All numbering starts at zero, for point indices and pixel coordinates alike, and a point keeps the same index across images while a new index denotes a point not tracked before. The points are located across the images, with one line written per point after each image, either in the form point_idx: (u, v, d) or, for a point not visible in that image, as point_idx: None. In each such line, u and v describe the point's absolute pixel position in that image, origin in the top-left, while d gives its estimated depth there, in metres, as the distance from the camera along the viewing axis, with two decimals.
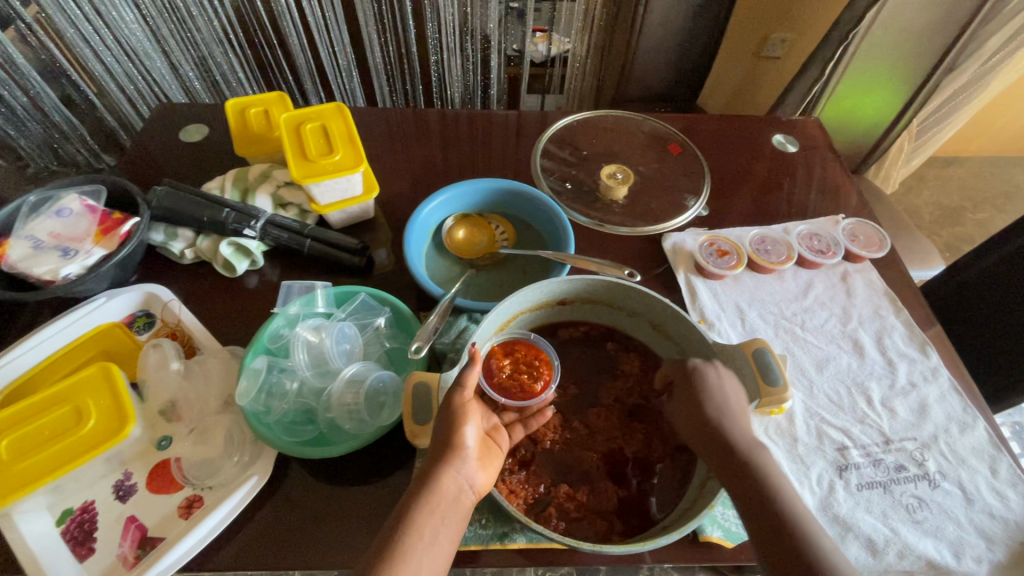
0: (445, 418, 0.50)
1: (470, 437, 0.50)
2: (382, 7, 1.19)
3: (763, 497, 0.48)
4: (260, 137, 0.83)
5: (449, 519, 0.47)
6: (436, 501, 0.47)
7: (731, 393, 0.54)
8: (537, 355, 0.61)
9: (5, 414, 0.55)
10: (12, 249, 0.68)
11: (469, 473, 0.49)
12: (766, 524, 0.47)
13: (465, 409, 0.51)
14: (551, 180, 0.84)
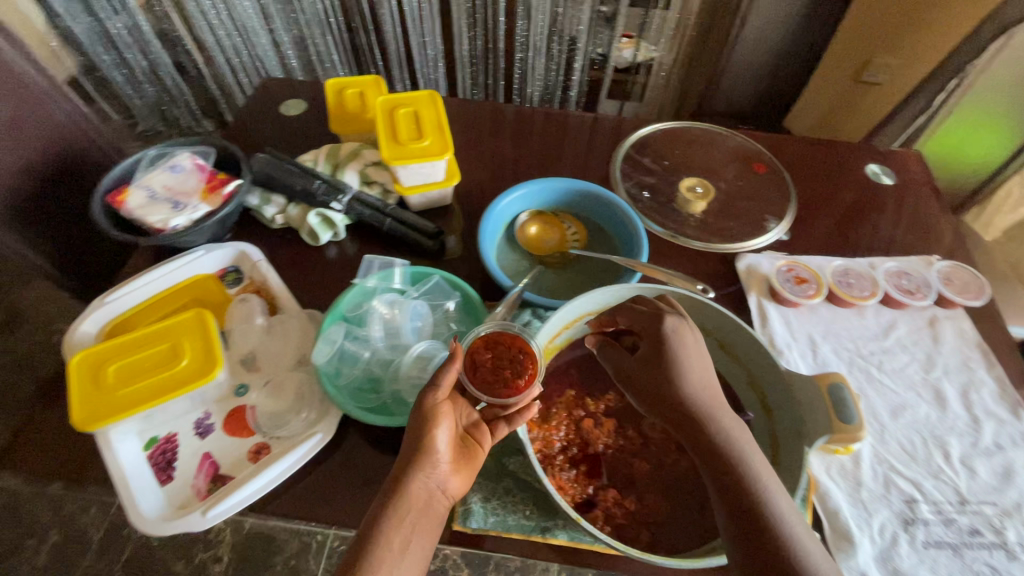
0: (416, 422, 0.51)
1: (441, 441, 0.51)
2: (476, 3, 1.22)
3: (729, 467, 0.47)
4: (354, 117, 0.88)
5: (420, 528, 0.47)
6: (403, 510, 0.47)
7: (692, 357, 0.54)
8: (521, 348, 0.59)
9: (109, 344, 0.60)
10: (130, 197, 0.74)
11: (438, 478, 0.50)
12: (731, 498, 0.46)
13: (434, 412, 0.52)
14: (629, 186, 0.84)
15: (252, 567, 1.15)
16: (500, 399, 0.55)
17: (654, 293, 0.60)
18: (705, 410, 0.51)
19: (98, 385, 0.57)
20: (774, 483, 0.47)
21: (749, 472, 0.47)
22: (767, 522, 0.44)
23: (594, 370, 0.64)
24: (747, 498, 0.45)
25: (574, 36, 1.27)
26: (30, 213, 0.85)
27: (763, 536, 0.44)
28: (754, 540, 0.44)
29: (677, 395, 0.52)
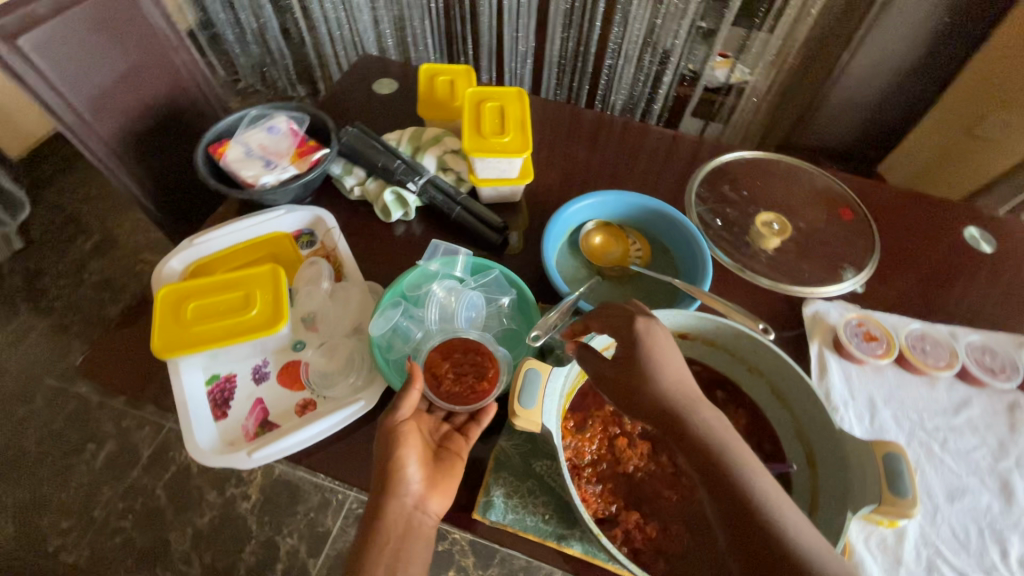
0: (384, 446, 0.54)
1: (408, 464, 0.53)
2: (574, 5, 1.22)
3: (719, 470, 0.42)
4: (441, 104, 0.90)
5: (405, 551, 0.52)
6: (385, 536, 0.52)
7: (661, 344, 0.49)
8: (478, 351, 0.62)
9: (191, 284, 0.64)
10: (229, 151, 0.80)
11: (414, 500, 0.53)
12: (730, 511, 0.41)
13: (400, 433, 0.54)
14: (703, 210, 0.81)
15: (275, 511, 1.22)
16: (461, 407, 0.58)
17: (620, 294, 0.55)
18: (683, 403, 0.46)
19: (177, 318, 0.62)
20: (770, 483, 0.42)
21: (744, 479, 0.41)
22: (770, 532, 0.39)
23: None
24: (741, 506, 0.41)
25: (668, 50, 1.27)
26: (140, 153, 0.93)
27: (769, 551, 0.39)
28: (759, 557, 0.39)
29: (654, 392, 0.46)
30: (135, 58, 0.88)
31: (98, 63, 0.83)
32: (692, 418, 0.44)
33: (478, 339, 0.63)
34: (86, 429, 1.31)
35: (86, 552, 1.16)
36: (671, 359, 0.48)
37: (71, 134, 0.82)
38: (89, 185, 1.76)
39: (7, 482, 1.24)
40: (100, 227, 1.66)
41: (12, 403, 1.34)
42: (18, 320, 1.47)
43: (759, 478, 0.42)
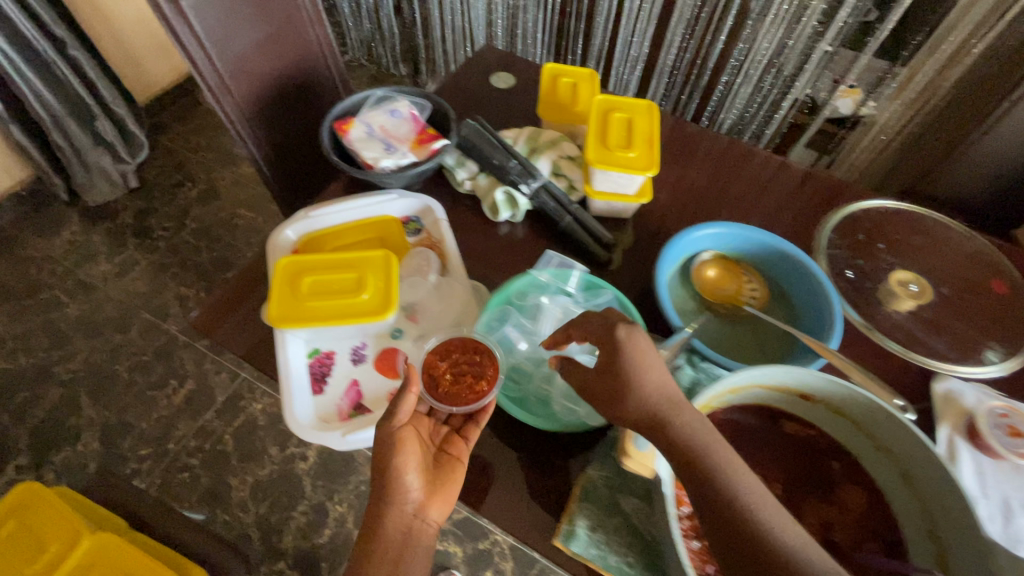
0: (381, 451, 0.56)
1: (404, 469, 0.55)
2: (700, 16, 1.33)
3: (702, 476, 0.44)
4: (562, 106, 0.88)
5: (406, 556, 0.54)
6: (385, 543, 0.54)
7: (644, 352, 0.50)
8: (476, 349, 0.62)
9: (308, 259, 0.66)
10: (353, 130, 0.81)
11: (414, 506, 0.55)
12: (714, 516, 0.42)
13: (396, 438, 0.56)
14: (833, 258, 0.75)
15: (329, 478, 1.26)
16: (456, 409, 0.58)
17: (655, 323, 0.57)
18: (665, 409, 0.48)
19: (294, 291, 0.63)
20: (753, 485, 0.43)
21: (727, 483, 0.43)
22: (757, 537, 0.40)
23: (744, 445, 0.59)
24: (725, 508, 0.42)
25: (793, 76, 1.32)
26: (265, 119, 0.96)
27: (753, 552, 0.40)
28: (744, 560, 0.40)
29: (636, 400, 0.49)
30: (277, 26, 0.90)
31: (243, 28, 0.85)
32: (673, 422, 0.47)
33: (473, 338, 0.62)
34: (171, 365, 1.40)
35: (157, 481, 1.24)
36: (654, 366, 0.50)
37: (211, 94, 0.85)
38: (201, 136, 1.87)
39: (98, 402, 1.34)
40: (205, 177, 1.77)
41: (110, 330, 1.44)
42: (125, 254, 1.58)
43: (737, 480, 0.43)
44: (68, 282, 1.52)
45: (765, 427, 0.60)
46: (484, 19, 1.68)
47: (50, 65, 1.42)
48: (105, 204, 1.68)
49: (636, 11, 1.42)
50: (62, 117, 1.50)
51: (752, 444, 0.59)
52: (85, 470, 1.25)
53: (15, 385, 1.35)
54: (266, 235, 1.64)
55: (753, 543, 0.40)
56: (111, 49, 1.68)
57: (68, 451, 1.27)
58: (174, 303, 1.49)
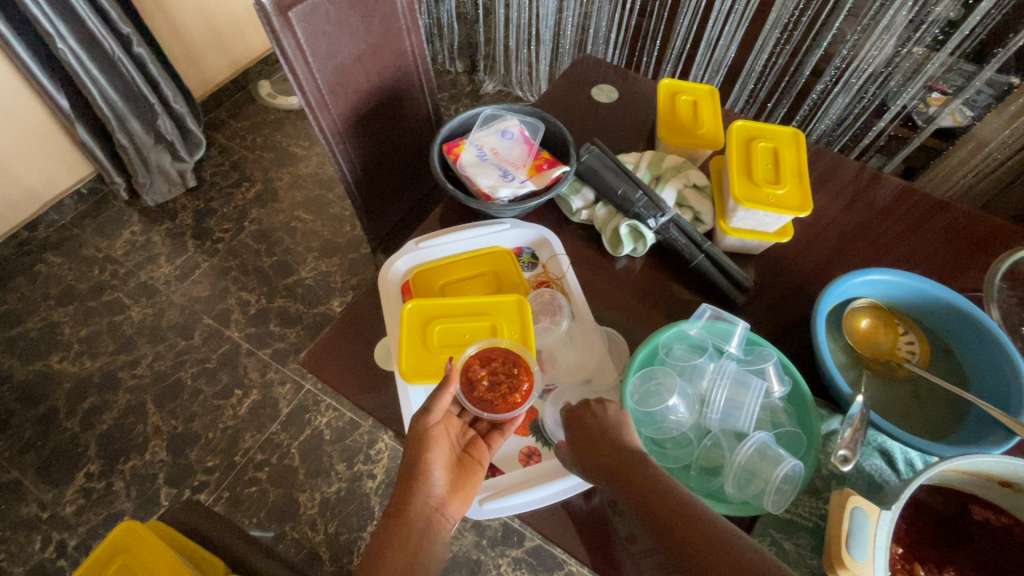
0: (414, 446, 0.56)
1: (435, 464, 0.55)
2: (799, 19, 1.18)
3: (674, 515, 0.46)
4: (685, 129, 0.81)
5: (423, 549, 0.52)
6: (406, 532, 0.52)
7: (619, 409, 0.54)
8: (514, 362, 0.62)
9: (439, 303, 0.65)
10: (464, 153, 0.77)
11: (437, 500, 0.54)
12: (688, 553, 0.44)
13: (430, 435, 0.56)
14: (1003, 312, 0.67)
15: None
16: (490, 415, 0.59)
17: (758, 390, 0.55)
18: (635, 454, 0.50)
19: (424, 341, 0.63)
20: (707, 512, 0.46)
21: (700, 519, 0.45)
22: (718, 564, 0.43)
23: (931, 532, 0.53)
24: (698, 540, 0.44)
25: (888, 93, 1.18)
26: (359, 134, 0.91)
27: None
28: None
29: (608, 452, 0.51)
30: (376, 36, 0.85)
31: (345, 38, 0.80)
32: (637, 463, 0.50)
33: (515, 350, 0.62)
34: (235, 373, 1.37)
35: (226, 494, 1.22)
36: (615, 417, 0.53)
37: (308, 109, 0.80)
38: (257, 134, 1.83)
39: (164, 410, 1.32)
40: (262, 177, 1.73)
41: (174, 335, 1.43)
42: (186, 256, 1.56)
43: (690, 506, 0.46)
44: (131, 284, 1.50)
45: (952, 513, 0.53)
46: (553, 17, 1.59)
47: (117, 63, 1.38)
48: (164, 203, 1.65)
49: (725, 13, 1.27)
50: (125, 115, 1.46)
51: (942, 534, 0.53)
52: (154, 479, 1.24)
53: (82, 389, 1.34)
54: (326, 240, 1.60)
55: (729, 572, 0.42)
56: (172, 44, 1.64)
57: (136, 459, 1.26)
58: (236, 309, 1.47)
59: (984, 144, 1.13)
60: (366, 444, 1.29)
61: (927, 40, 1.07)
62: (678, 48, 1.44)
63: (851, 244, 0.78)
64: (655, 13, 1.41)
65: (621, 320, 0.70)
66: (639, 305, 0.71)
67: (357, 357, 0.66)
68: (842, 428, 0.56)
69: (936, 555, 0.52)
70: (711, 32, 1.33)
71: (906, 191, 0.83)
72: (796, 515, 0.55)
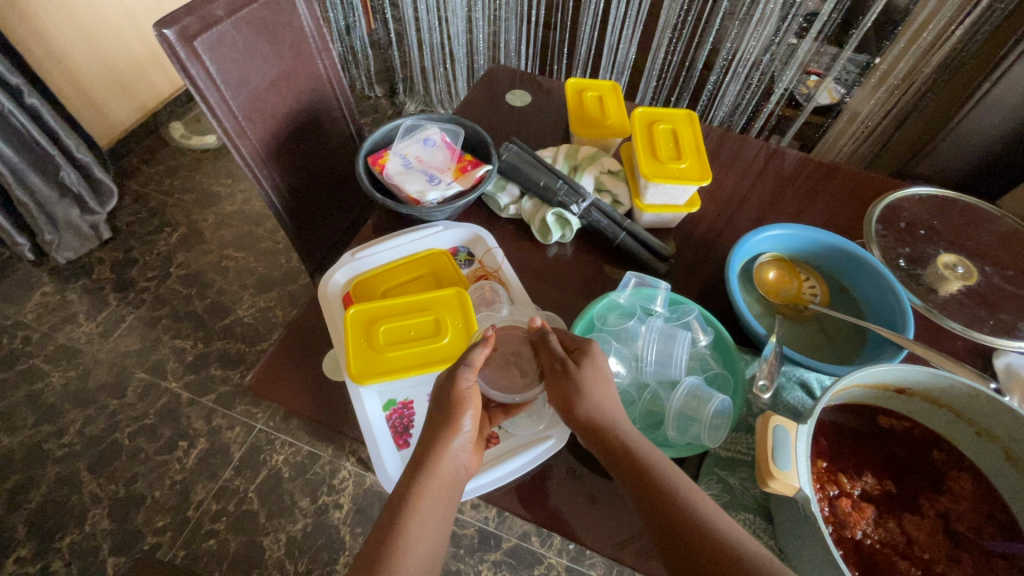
0: (447, 405, 0.54)
1: (468, 421, 0.54)
2: (687, 19, 1.30)
3: (643, 479, 0.49)
4: (594, 122, 0.88)
5: (445, 501, 0.51)
6: (431, 483, 0.50)
7: (599, 369, 0.55)
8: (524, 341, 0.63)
9: (383, 305, 0.66)
10: (389, 162, 0.79)
11: (463, 455, 0.54)
12: (658, 514, 0.47)
13: (466, 396, 0.54)
14: (882, 250, 0.78)
15: (368, 523, 1.20)
16: (509, 397, 0.60)
17: (684, 341, 0.61)
18: (608, 424, 0.53)
19: (371, 343, 0.63)
20: (677, 475, 0.50)
21: (667, 482, 0.48)
22: (681, 514, 0.46)
23: (850, 445, 0.59)
24: (665, 502, 0.47)
25: (774, 77, 1.30)
26: (280, 159, 0.91)
27: (695, 544, 0.45)
28: (690, 557, 0.44)
29: (591, 410, 0.54)
30: (288, 61, 0.86)
31: (256, 65, 0.81)
32: (615, 431, 0.53)
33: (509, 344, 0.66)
34: (178, 426, 1.30)
35: (182, 553, 1.15)
36: (596, 388, 0.54)
37: (227, 138, 0.80)
38: (174, 177, 1.77)
39: (101, 477, 1.23)
40: (186, 221, 1.67)
41: (104, 396, 1.33)
42: (108, 310, 1.47)
43: (656, 461, 0.50)
44: (49, 348, 1.40)
45: (862, 425, 0.60)
46: (464, 36, 1.65)
47: (8, 116, 1.28)
48: (77, 258, 1.55)
49: (622, 19, 1.38)
50: (24, 170, 1.36)
51: (857, 443, 0.59)
52: (99, 551, 1.15)
53: (3, 469, 1.23)
54: (261, 275, 1.56)
55: (686, 528, 0.45)
56: (70, 93, 1.56)
57: (74, 533, 1.16)
58: (172, 358, 1.39)
59: (857, 115, 1.31)
60: (328, 475, 1.25)
61: (795, 29, 1.20)
62: (585, 54, 1.53)
63: (753, 210, 0.87)
64: (560, 24, 1.50)
65: (562, 301, 0.74)
66: (574, 285, 0.76)
67: (308, 370, 0.66)
68: (760, 364, 0.63)
69: (855, 463, 0.58)
70: (611, 37, 1.43)
71: (797, 160, 0.94)
72: (737, 452, 0.60)
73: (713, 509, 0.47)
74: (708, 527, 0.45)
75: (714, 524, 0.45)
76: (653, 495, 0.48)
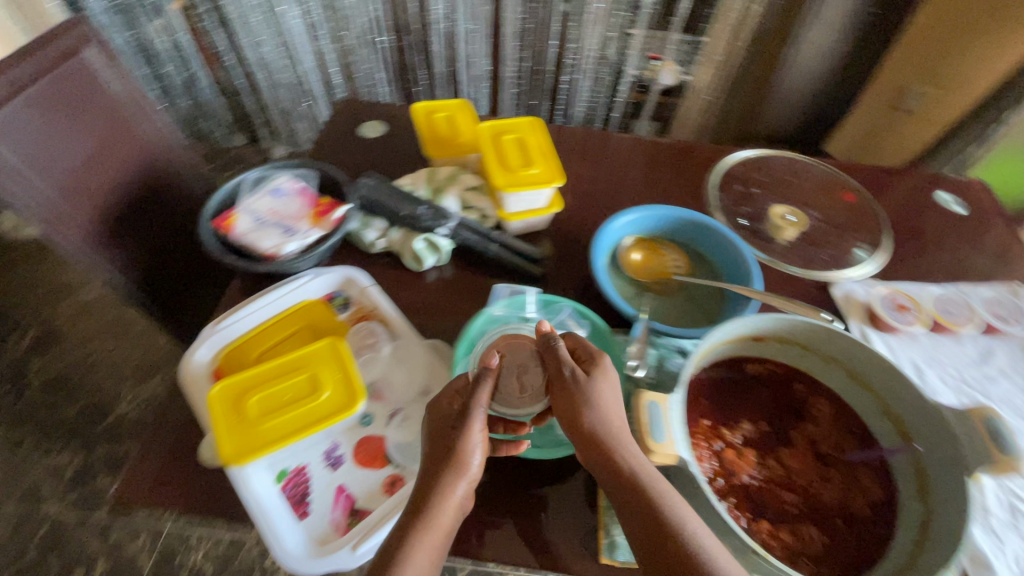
0: (451, 441, 0.53)
1: (476, 453, 0.53)
2: (529, 25, 1.36)
3: (639, 498, 0.49)
4: (448, 142, 0.89)
5: (441, 543, 0.50)
6: (429, 527, 0.49)
7: (608, 382, 0.56)
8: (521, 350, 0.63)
9: (250, 374, 0.60)
10: (238, 221, 0.74)
11: (465, 492, 0.52)
12: (650, 535, 0.48)
13: (473, 428, 0.53)
14: (726, 213, 0.86)
15: None
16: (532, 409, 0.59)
17: None
18: (613, 443, 0.53)
19: (241, 417, 0.57)
20: (675, 494, 0.50)
21: (663, 502, 0.48)
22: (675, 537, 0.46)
23: (725, 397, 0.64)
24: (657, 522, 0.47)
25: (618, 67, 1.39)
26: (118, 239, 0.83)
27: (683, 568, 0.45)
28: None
29: (594, 427, 0.53)
30: (102, 133, 0.79)
31: (61, 145, 0.73)
32: (616, 449, 0.52)
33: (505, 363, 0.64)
34: (69, 552, 1.14)
35: None
36: (603, 406, 0.54)
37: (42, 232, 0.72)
38: (10, 274, 1.55)
39: None
40: (36, 320, 1.47)
41: None
42: None
43: (655, 479, 0.50)
44: None
45: (733, 376, 0.65)
46: (317, 70, 1.61)
47: None
48: None
49: (468, 32, 1.40)
50: None
51: (730, 394, 0.64)
52: None
53: None
54: (140, 361, 1.41)
55: (678, 553, 0.45)
56: None
57: None
58: (46, 478, 1.22)
59: (697, 91, 1.43)
60: (259, 556, 1.16)
61: (624, 22, 1.29)
62: (442, 72, 1.54)
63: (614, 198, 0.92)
64: (410, 47, 1.50)
65: (447, 325, 0.74)
66: (457, 307, 0.76)
67: (184, 463, 0.60)
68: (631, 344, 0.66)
69: (732, 412, 0.63)
70: (463, 51, 1.45)
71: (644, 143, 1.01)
72: None
73: (708, 529, 0.48)
74: (699, 550, 0.46)
75: (707, 547, 0.46)
76: (648, 515, 0.48)
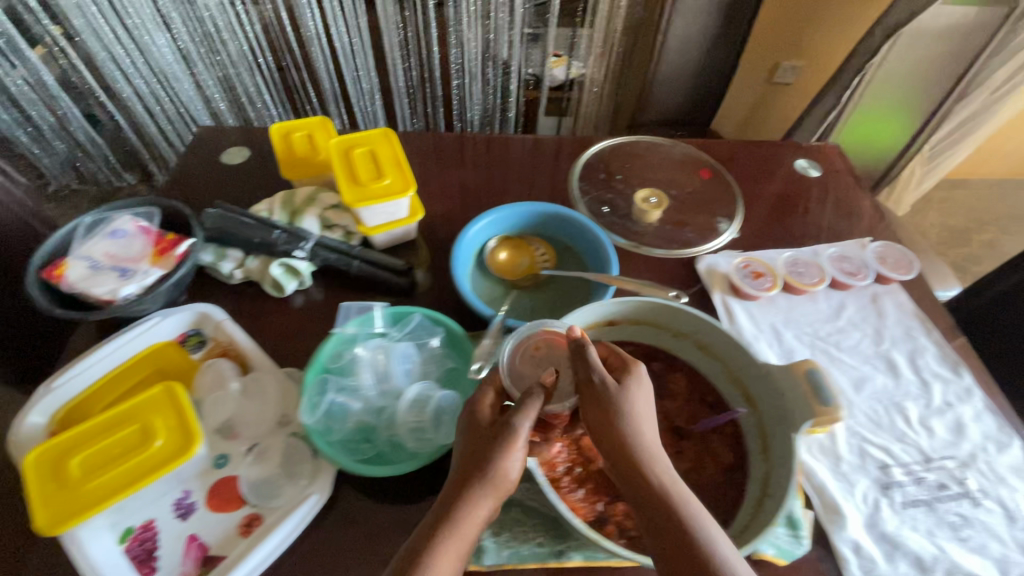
0: (491, 451, 0.50)
1: (513, 464, 0.50)
2: (408, 35, 1.27)
3: (665, 513, 0.47)
4: (305, 161, 0.86)
5: (461, 557, 0.47)
6: (454, 542, 0.46)
7: (642, 390, 0.54)
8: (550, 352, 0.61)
9: (73, 435, 0.56)
10: (68, 270, 0.69)
11: (491, 508, 0.50)
12: (669, 548, 0.45)
13: (515, 439, 0.50)
14: (590, 203, 0.87)
15: None
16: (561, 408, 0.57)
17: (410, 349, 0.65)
18: (648, 458, 0.50)
19: (61, 482, 0.53)
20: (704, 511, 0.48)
21: (694, 517, 0.46)
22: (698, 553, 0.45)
23: None
24: (677, 537, 0.45)
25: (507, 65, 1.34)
26: None
27: None
28: None
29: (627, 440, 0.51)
30: None
31: None
32: (655, 466, 0.50)
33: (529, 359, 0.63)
34: None
35: None
36: (644, 416, 0.52)
37: None
38: None
39: None
40: None
41: None
42: None
43: (689, 496, 0.48)
44: None
45: None
46: None
47: None
48: None
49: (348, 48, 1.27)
50: None
51: None
52: None
53: None
54: None
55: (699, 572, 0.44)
56: None
57: None
58: None
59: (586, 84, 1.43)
60: None
61: (504, 25, 1.26)
62: None
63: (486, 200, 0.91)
64: None
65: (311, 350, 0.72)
66: (323, 330, 0.74)
67: None
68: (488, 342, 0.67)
69: None
70: (349, 71, 1.31)
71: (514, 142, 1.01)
72: None
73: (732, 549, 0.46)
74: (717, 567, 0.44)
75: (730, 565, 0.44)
76: (673, 532, 0.46)
